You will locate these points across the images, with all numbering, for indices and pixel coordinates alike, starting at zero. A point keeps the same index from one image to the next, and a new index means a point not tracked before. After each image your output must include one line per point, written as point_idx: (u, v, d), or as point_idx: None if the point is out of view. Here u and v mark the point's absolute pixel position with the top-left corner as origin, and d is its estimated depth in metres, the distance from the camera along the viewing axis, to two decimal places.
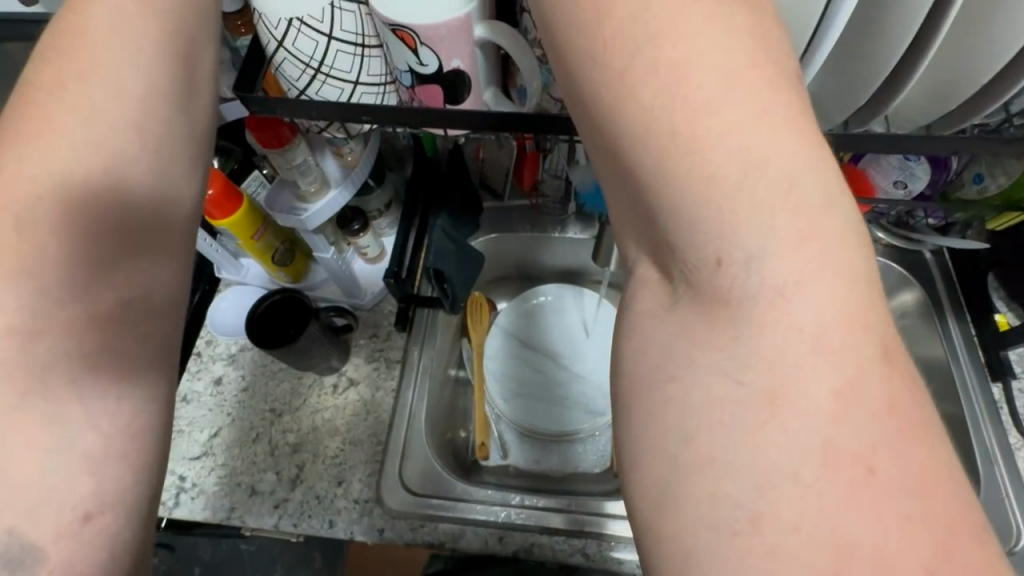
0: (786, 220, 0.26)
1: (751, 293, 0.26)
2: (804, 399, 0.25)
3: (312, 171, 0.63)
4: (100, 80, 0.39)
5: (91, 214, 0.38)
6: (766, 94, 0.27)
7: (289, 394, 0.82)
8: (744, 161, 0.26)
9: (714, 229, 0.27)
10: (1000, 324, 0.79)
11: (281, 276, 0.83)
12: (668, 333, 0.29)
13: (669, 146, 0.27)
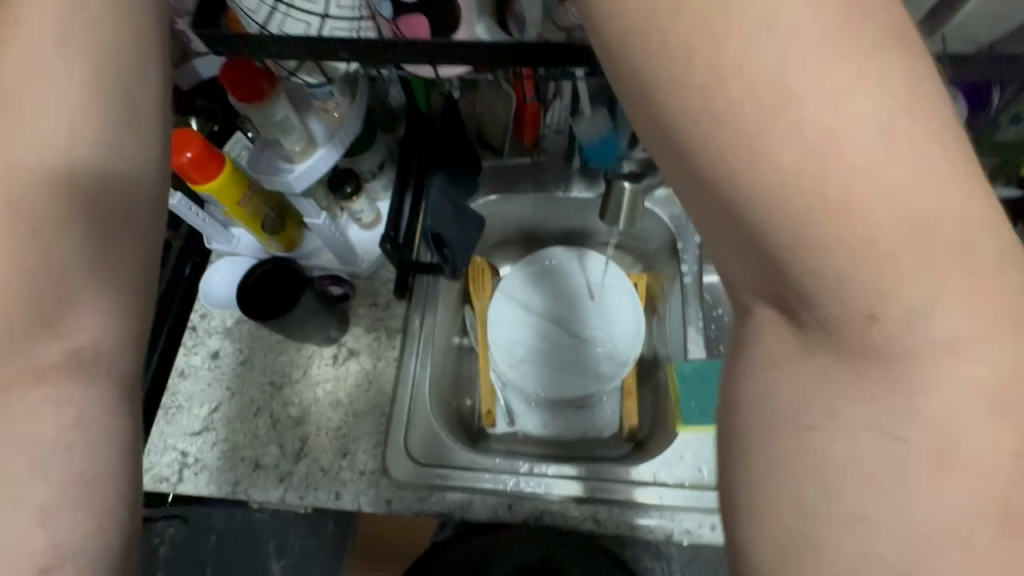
0: (950, 281, 0.27)
1: (910, 350, 0.27)
2: (971, 451, 0.26)
3: (295, 129, 0.58)
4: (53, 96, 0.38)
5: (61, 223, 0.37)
6: (909, 127, 0.27)
7: (288, 366, 0.80)
8: (895, 210, 0.26)
9: (865, 286, 0.27)
10: None
11: (273, 245, 0.79)
12: (806, 381, 0.30)
13: (812, 192, 0.27)
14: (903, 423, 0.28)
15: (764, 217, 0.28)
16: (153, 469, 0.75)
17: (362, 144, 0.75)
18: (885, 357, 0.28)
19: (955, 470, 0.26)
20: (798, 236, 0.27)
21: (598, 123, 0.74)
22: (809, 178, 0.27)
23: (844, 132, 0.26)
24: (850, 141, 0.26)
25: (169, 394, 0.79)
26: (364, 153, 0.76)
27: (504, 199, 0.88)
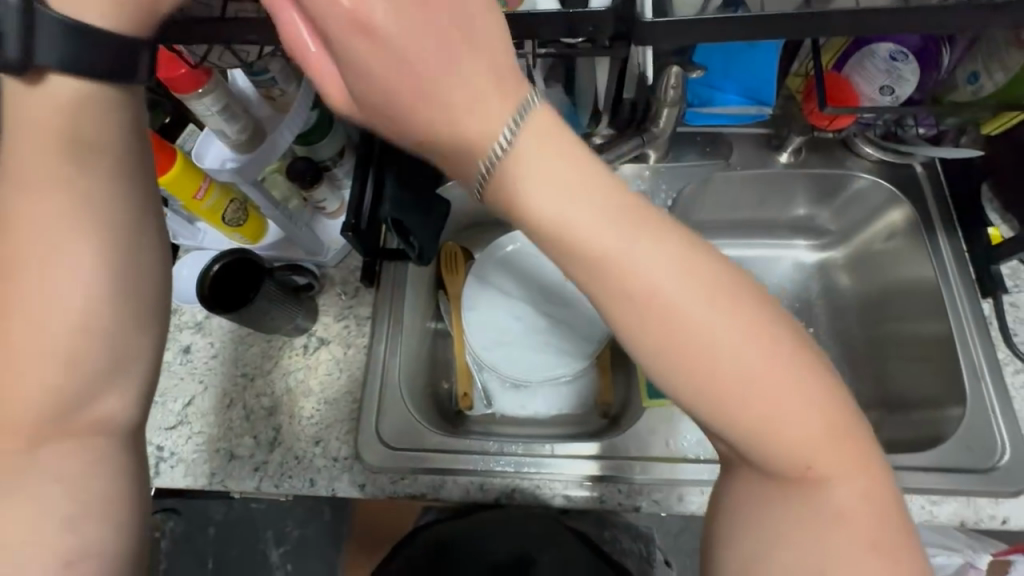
0: (817, 425, 0.39)
1: (807, 475, 0.40)
2: (850, 518, 0.40)
3: (240, 117, 0.58)
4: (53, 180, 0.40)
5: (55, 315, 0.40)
6: (774, 329, 0.38)
7: (260, 357, 0.80)
8: (788, 390, 0.38)
9: (784, 449, 0.39)
10: (993, 238, 0.76)
11: (236, 238, 0.78)
12: (756, 491, 0.42)
13: (747, 401, 0.38)
14: (808, 473, 0.40)
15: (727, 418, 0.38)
16: None
17: (318, 130, 0.75)
18: (798, 440, 0.39)
19: (847, 529, 0.40)
20: (735, 409, 0.38)
21: (557, 99, 0.75)
22: (745, 391, 0.37)
23: (747, 357, 0.37)
24: (741, 304, 0.38)
25: None
26: (321, 139, 0.75)
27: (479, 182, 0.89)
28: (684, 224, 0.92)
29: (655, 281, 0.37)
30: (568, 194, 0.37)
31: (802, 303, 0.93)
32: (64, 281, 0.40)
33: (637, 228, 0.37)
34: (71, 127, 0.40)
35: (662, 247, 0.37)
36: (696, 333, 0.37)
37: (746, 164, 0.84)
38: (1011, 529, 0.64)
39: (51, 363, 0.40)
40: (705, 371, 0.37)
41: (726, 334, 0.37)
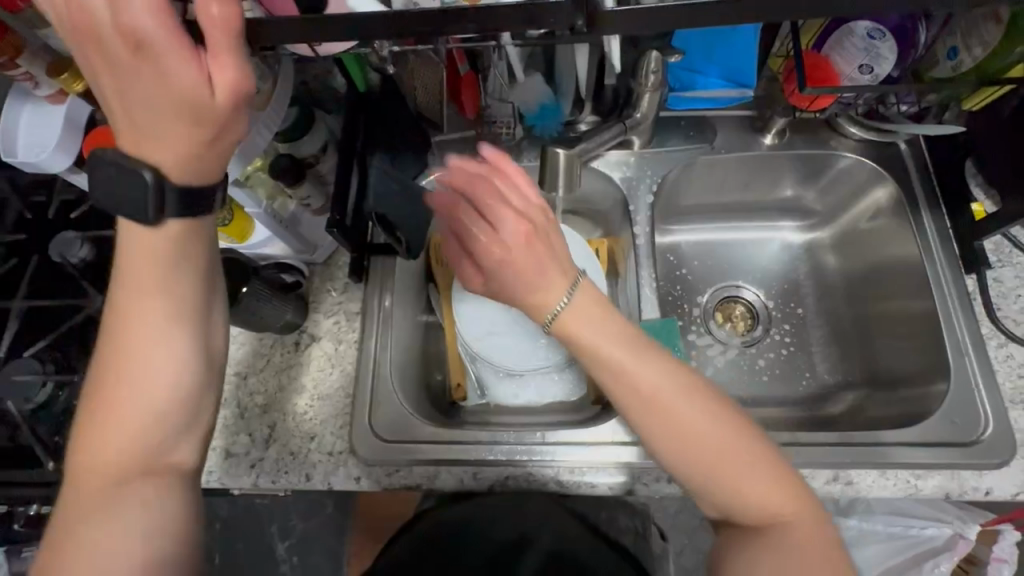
0: (767, 486, 0.56)
1: (771, 522, 0.56)
2: (805, 548, 0.55)
3: None
4: (149, 287, 0.52)
5: (153, 387, 0.53)
6: (734, 416, 0.58)
7: (252, 356, 0.80)
8: (748, 467, 0.56)
9: (750, 504, 0.56)
10: (976, 213, 0.76)
11: (224, 237, 0.76)
12: (738, 541, 0.57)
13: (721, 478, 0.56)
14: (773, 523, 0.56)
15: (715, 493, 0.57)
16: None
17: (297, 128, 0.74)
18: (759, 498, 0.56)
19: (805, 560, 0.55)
20: (718, 488, 0.57)
21: (535, 89, 0.77)
22: (721, 472, 0.56)
23: (722, 438, 0.57)
24: (712, 402, 0.58)
25: None
26: (304, 136, 0.75)
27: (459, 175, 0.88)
28: (671, 208, 0.93)
29: (654, 386, 0.57)
30: (605, 342, 0.59)
31: (789, 284, 0.94)
32: (157, 358, 0.53)
33: (643, 353, 0.58)
34: (178, 252, 0.52)
35: (656, 362, 0.58)
36: (683, 424, 0.57)
37: (731, 147, 0.84)
38: (994, 500, 0.65)
39: (154, 428, 0.53)
40: (693, 447, 0.56)
41: (708, 425, 0.57)
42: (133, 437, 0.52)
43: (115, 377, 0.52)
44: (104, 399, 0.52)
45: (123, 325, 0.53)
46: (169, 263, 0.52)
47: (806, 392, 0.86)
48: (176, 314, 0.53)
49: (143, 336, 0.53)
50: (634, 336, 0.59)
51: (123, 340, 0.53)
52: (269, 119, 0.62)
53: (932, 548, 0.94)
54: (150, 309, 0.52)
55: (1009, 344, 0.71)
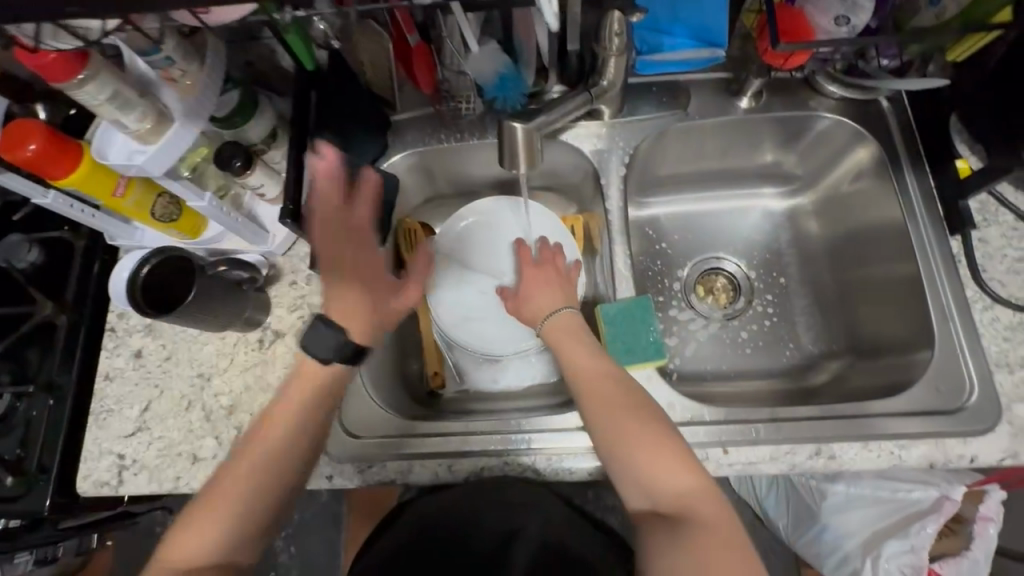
0: (682, 476, 0.57)
1: (682, 505, 0.56)
2: (711, 537, 0.54)
3: (135, 104, 0.52)
4: (296, 411, 0.65)
5: (254, 502, 0.62)
6: (655, 408, 0.63)
7: (215, 356, 0.77)
8: (665, 451, 0.59)
9: (665, 487, 0.57)
10: (961, 170, 0.73)
11: (174, 234, 0.72)
12: (655, 522, 0.57)
13: (641, 455, 0.58)
14: (683, 507, 0.56)
15: (634, 467, 0.59)
16: (92, 475, 0.73)
17: (243, 112, 0.68)
18: (672, 483, 0.57)
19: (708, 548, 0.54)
20: (638, 464, 0.58)
21: (487, 59, 0.71)
22: (639, 447, 0.59)
23: (642, 419, 0.61)
24: (636, 389, 0.64)
25: (97, 399, 0.77)
26: (248, 121, 0.68)
27: (420, 155, 0.83)
28: (645, 179, 0.88)
29: (598, 371, 0.65)
30: (572, 343, 0.69)
31: (772, 253, 0.91)
32: (270, 475, 0.63)
33: (596, 351, 0.67)
34: (326, 395, 0.66)
35: (594, 353, 0.67)
36: (614, 406, 0.62)
37: (705, 113, 0.80)
38: (979, 467, 0.64)
39: (236, 543, 0.61)
40: (614, 419, 0.61)
41: (632, 405, 0.62)
42: (223, 541, 0.61)
43: (240, 480, 0.62)
44: (224, 498, 0.61)
45: (267, 434, 0.64)
46: (314, 416, 0.66)
47: (790, 363, 0.84)
48: (302, 438, 0.65)
49: (277, 463, 0.63)
50: (581, 334, 0.69)
51: (259, 452, 0.63)
52: (202, 108, 0.57)
53: (917, 510, 0.94)
54: (280, 442, 0.64)
55: (995, 307, 0.69)
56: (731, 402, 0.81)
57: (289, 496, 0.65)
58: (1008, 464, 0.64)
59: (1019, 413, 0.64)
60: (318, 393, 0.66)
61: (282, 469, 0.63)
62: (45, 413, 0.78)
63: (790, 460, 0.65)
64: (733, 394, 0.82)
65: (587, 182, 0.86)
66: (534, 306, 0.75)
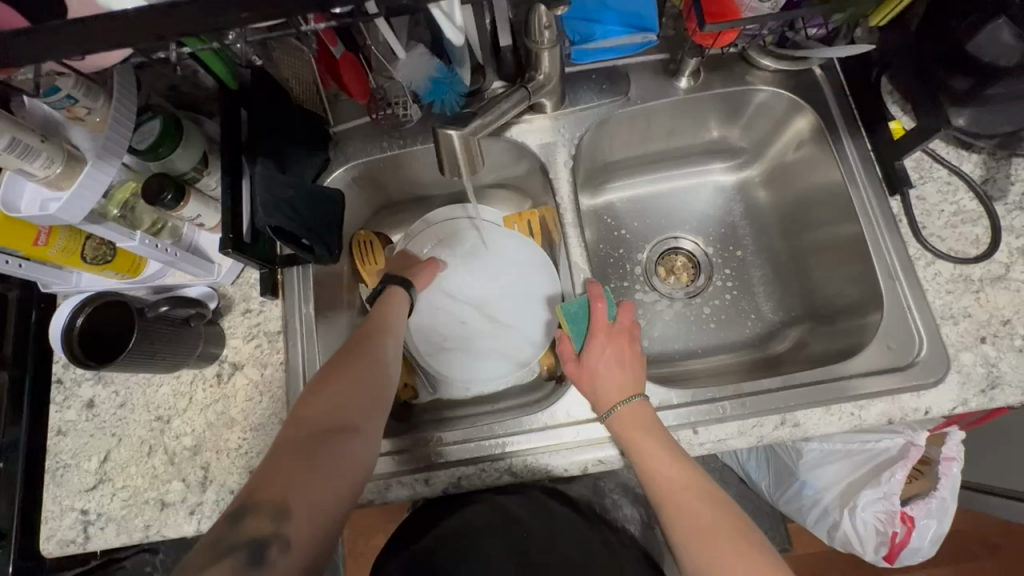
0: None
1: None
2: None
3: (40, 150, 0.49)
4: (386, 323, 0.71)
5: (358, 380, 0.63)
6: (740, 526, 0.59)
7: (172, 397, 0.74)
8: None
9: None
10: (895, 131, 0.74)
11: (110, 275, 0.69)
12: None
13: None
14: None
15: None
16: (55, 535, 0.70)
17: (166, 143, 0.63)
18: None
19: None
20: None
21: (420, 66, 0.70)
22: None
23: (731, 545, 0.57)
24: (721, 503, 0.61)
25: (52, 455, 0.73)
26: (173, 152, 0.64)
27: (364, 167, 0.81)
28: (595, 165, 0.88)
29: (685, 488, 0.61)
30: (646, 438, 0.63)
31: (726, 228, 0.92)
32: (371, 362, 0.65)
33: (677, 455, 0.62)
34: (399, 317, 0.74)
35: (675, 462, 0.62)
36: (711, 536, 0.58)
37: (646, 96, 0.80)
38: (934, 418, 0.66)
39: (350, 420, 0.59)
40: (702, 547, 0.58)
41: (717, 528, 0.59)
42: (333, 415, 0.59)
43: (342, 367, 0.63)
44: (331, 386, 0.61)
45: (370, 340, 0.68)
46: (399, 329, 0.72)
47: (753, 333, 0.86)
48: (392, 339, 0.70)
49: (375, 354, 0.66)
50: (660, 433, 0.64)
51: (360, 348, 0.66)
52: (115, 146, 0.54)
53: (888, 458, 0.96)
54: (380, 343, 0.68)
55: (937, 262, 0.71)
56: (698, 378, 0.82)
57: (387, 391, 0.64)
58: (958, 412, 0.67)
59: (966, 361, 0.67)
60: (399, 305, 0.75)
61: (379, 359, 0.66)
62: None
63: (758, 432, 0.67)
64: (700, 370, 0.84)
65: (535, 176, 0.85)
66: (604, 387, 0.68)
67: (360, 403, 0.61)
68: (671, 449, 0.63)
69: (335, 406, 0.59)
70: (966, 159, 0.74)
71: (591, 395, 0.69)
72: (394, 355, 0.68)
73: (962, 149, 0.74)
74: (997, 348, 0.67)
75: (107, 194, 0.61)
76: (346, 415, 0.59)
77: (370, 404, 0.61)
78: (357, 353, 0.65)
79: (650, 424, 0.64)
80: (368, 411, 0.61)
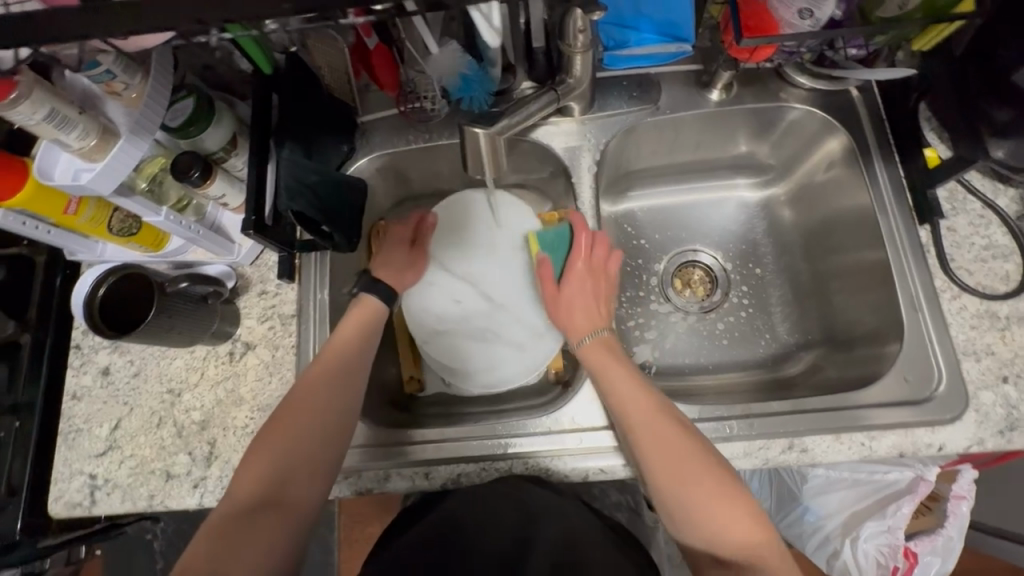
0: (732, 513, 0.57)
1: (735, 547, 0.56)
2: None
3: (78, 122, 0.50)
4: (352, 344, 0.68)
5: (309, 427, 0.62)
6: (696, 437, 0.61)
7: (184, 371, 0.75)
8: (714, 489, 0.58)
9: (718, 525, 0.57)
10: (930, 159, 0.72)
11: (134, 247, 0.70)
12: None
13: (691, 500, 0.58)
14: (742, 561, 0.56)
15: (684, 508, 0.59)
16: (63, 496, 0.72)
17: (197, 123, 0.64)
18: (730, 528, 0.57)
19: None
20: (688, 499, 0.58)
21: (450, 62, 0.71)
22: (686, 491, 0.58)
23: (690, 454, 0.60)
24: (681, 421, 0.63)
25: (66, 418, 0.75)
26: (204, 130, 0.65)
27: (388, 158, 0.81)
28: (619, 172, 0.87)
29: (654, 412, 0.63)
30: (611, 370, 0.66)
31: (747, 245, 0.91)
32: (326, 402, 0.64)
33: (638, 383, 0.65)
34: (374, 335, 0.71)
35: (633, 379, 0.65)
36: (678, 458, 0.60)
37: (676, 106, 0.79)
38: (947, 455, 0.65)
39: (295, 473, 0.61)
40: (659, 451, 0.60)
41: (675, 438, 0.61)
42: (276, 472, 0.60)
43: (297, 406, 0.63)
44: (283, 434, 0.62)
45: (330, 370, 0.66)
46: (365, 355, 0.69)
47: (766, 353, 0.85)
48: (354, 371, 0.67)
49: (322, 401, 0.64)
50: (620, 353, 0.68)
51: (307, 392, 0.64)
52: (148, 121, 0.55)
53: (895, 490, 0.95)
54: (338, 378, 0.66)
55: (963, 296, 0.69)
56: (709, 395, 0.81)
57: (341, 433, 0.64)
58: (973, 451, 0.65)
59: (985, 401, 0.65)
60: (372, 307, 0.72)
61: (334, 398, 0.64)
62: (11, 434, 0.76)
63: (764, 455, 0.66)
64: (710, 387, 0.83)
65: (558, 179, 0.84)
66: (577, 318, 0.72)
67: (305, 457, 0.61)
68: (629, 369, 0.66)
69: (279, 463, 0.61)
70: (1002, 193, 0.72)
71: (564, 318, 0.73)
72: (350, 393, 0.66)
73: (999, 182, 0.72)
74: (1018, 389, 0.65)
75: (137, 166, 0.62)
76: (290, 472, 0.61)
77: (317, 454, 0.62)
78: (313, 388, 0.64)
79: (613, 348, 0.69)
80: (315, 461, 0.62)
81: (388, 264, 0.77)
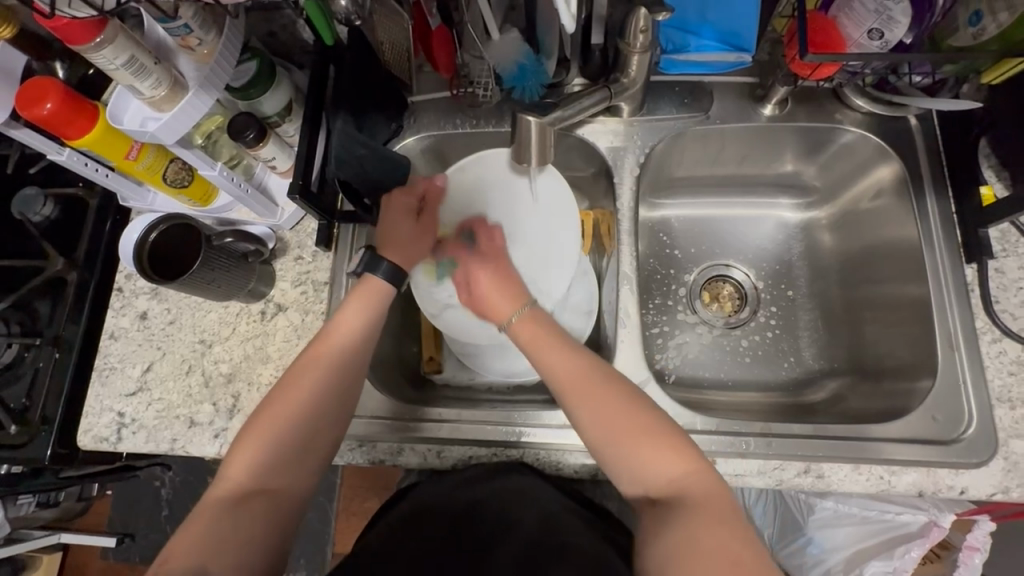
0: (656, 457, 0.55)
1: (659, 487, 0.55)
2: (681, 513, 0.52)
3: (152, 72, 0.53)
4: (349, 334, 0.64)
5: (303, 418, 0.60)
6: (624, 390, 0.59)
7: (217, 324, 0.78)
8: (631, 428, 0.56)
9: (640, 465, 0.56)
10: (985, 198, 0.71)
11: (184, 200, 0.73)
12: None
13: (613, 445, 0.57)
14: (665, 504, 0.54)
15: (605, 452, 0.57)
16: (92, 430, 0.75)
17: (258, 84, 0.66)
18: (656, 472, 0.55)
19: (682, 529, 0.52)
20: (610, 448, 0.57)
21: (512, 46, 0.72)
22: (608, 438, 0.57)
23: (616, 403, 0.58)
24: (613, 376, 0.60)
25: (102, 355, 0.78)
26: (263, 93, 0.67)
27: (432, 139, 0.82)
28: (659, 178, 0.87)
29: (581, 372, 0.60)
30: (546, 344, 0.63)
31: (782, 265, 0.89)
32: (321, 393, 0.61)
33: (564, 342, 0.63)
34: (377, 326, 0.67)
35: (561, 351, 0.62)
36: (608, 409, 0.57)
37: (727, 117, 0.78)
38: (969, 500, 0.63)
39: (287, 464, 0.59)
40: (578, 408, 0.59)
41: (602, 394, 0.58)
42: (267, 462, 0.59)
43: (289, 397, 0.61)
44: (275, 424, 0.60)
45: (321, 358, 0.63)
46: (365, 345, 0.65)
47: (790, 376, 0.84)
48: (352, 359, 0.64)
49: (315, 391, 0.61)
50: (544, 329, 0.65)
51: (298, 382, 0.61)
52: (216, 79, 0.57)
53: (906, 533, 0.92)
54: (332, 369, 0.62)
55: (1004, 340, 0.67)
56: (723, 410, 0.80)
57: (336, 421, 0.63)
58: (998, 500, 0.63)
59: (1016, 450, 0.63)
60: (384, 296, 0.68)
61: (329, 388, 0.62)
62: (50, 365, 0.80)
63: (778, 475, 0.65)
64: (727, 404, 0.82)
65: (598, 179, 0.85)
66: (498, 302, 0.67)
67: (302, 445, 0.60)
68: (555, 336, 0.64)
69: (269, 452, 0.59)
70: None
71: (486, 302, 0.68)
72: (348, 382, 0.63)
73: None
74: None
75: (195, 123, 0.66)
76: (283, 463, 0.59)
77: (310, 440, 0.61)
78: (301, 380, 0.61)
79: (541, 330, 0.64)
80: (310, 447, 0.61)
81: (396, 241, 0.70)
